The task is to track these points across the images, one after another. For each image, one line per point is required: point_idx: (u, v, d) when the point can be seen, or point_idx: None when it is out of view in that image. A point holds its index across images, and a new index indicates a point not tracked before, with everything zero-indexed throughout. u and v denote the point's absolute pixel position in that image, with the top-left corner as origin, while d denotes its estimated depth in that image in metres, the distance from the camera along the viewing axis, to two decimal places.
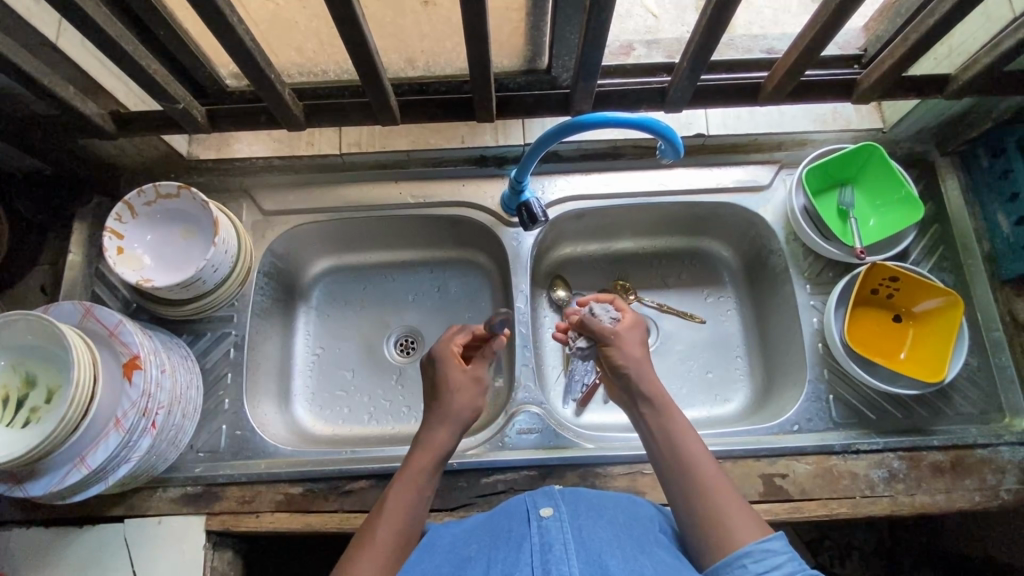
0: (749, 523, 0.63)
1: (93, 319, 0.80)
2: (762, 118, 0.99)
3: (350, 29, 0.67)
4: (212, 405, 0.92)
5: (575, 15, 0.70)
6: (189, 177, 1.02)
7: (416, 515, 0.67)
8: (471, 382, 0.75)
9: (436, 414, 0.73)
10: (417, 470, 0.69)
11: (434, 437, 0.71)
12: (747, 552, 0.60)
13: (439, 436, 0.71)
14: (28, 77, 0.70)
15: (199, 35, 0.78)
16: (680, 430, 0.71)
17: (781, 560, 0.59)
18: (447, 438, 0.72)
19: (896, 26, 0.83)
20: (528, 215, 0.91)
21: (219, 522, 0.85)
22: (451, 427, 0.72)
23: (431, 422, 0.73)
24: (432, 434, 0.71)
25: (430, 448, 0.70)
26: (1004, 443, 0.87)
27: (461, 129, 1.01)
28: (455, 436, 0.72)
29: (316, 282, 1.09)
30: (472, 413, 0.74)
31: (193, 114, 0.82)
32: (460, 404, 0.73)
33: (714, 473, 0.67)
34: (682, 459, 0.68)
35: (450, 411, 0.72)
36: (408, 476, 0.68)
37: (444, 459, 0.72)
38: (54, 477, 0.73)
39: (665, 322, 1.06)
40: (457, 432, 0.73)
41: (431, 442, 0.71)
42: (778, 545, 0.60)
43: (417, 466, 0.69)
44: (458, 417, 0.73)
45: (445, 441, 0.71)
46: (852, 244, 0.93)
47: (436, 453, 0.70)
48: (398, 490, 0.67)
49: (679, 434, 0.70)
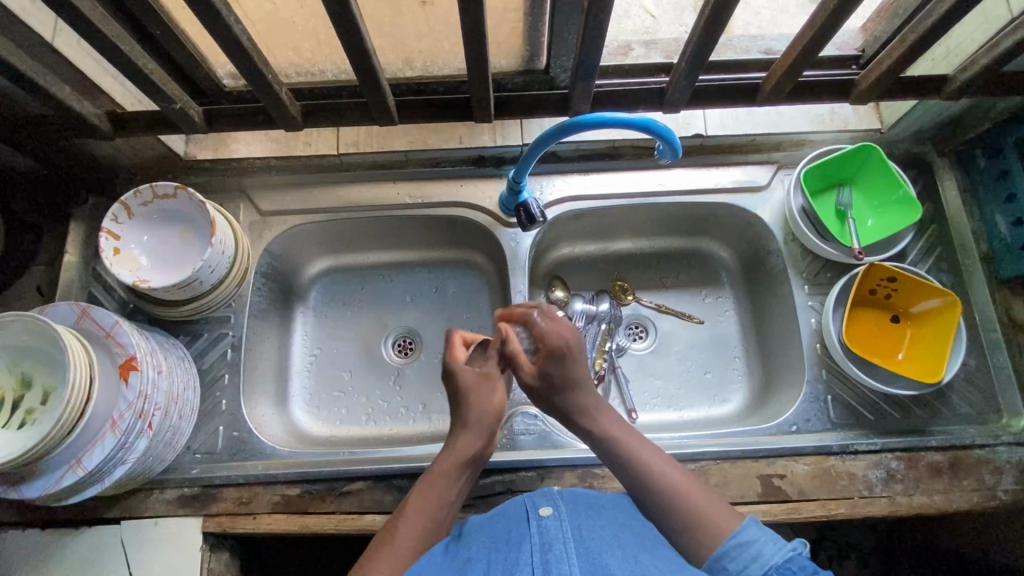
0: (726, 516, 0.64)
1: (88, 319, 0.79)
2: (759, 118, 1.00)
3: (348, 30, 0.67)
4: (209, 407, 0.91)
5: (573, 15, 0.70)
6: (186, 177, 1.01)
7: (439, 519, 0.65)
8: (478, 380, 0.71)
9: (460, 417, 0.70)
10: (440, 475, 0.67)
11: (460, 441, 0.69)
12: (722, 554, 0.61)
13: (466, 439, 0.68)
14: (22, 76, 0.70)
15: (195, 35, 0.78)
16: (627, 439, 0.69)
17: (756, 549, 0.61)
18: (474, 441, 0.68)
19: (894, 27, 0.83)
20: (526, 216, 0.90)
21: (216, 524, 0.85)
22: (477, 430, 0.69)
23: (457, 426, 0.70)
24: (458, 438, 0.69)
25: (456, 452, 0.68)
26: (1001, 443, 0.88)
27: (459, 130, 1.01)
28: (482, 438, 0.69)
29: (313, 282, 1.08)
30: (497, 412, 0.70)
31: (189, 114, 0.81)
32: (479, 404, 0.70)
33: (676, 475, 0.67)
34: (641, 464, 0.67)
35: (472, 413, 0.70)
36: (432, 480, 0.67)
37: (473, 463, 0.69)
38: (49, 479, 0.73)
39: (663, 322, 1.06)
40: (485, 434, 0.69)
41: (456, 446, 0.68)
42: (750, 535, 0.62)
43: (439, 471, 0.67)
44: (481, 421, 0.69)
45: (471, 445, 0.68)
46: (851, 245, 0.93)
47: (462, 456, 0.68)
48: (419, 494, 0.66)
49: (632, 442, 0.69)
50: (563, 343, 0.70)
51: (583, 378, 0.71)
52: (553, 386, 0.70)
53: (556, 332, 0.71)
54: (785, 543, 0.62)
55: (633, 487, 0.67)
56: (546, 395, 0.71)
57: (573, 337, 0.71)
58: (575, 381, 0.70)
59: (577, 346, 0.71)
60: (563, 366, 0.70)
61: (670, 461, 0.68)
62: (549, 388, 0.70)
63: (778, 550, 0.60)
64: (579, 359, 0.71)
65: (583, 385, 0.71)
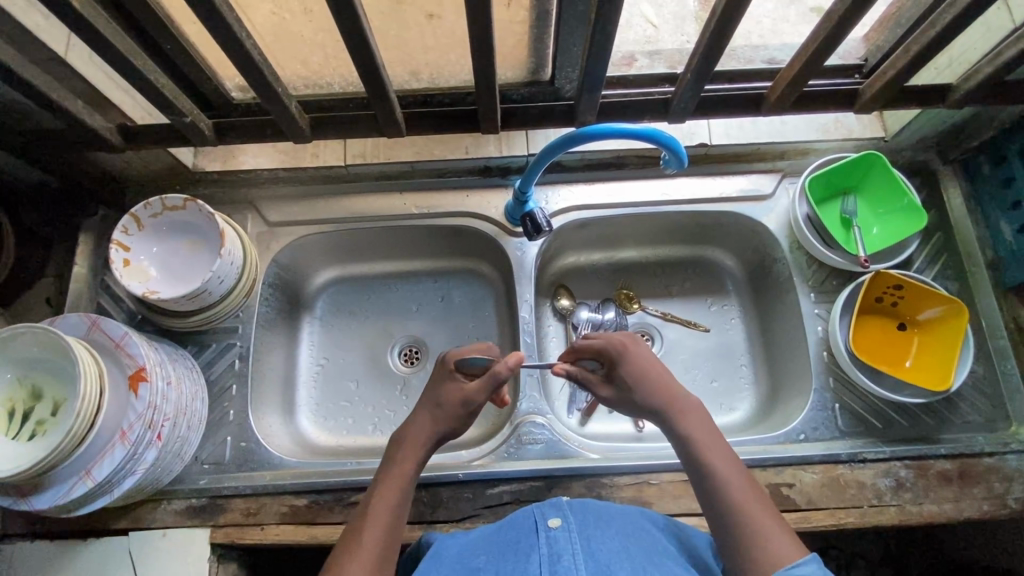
0: (785, 542, 0.59)
1: (98, 331, 0.79)
2: (764, 127, 1.00)
3: (358, 44, 0.68)
4: (217, 417, 0.92)
5: (579, 28, 0.70)
6: (195, 189, 1.03)
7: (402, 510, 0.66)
8: (459, 408, 0.73)
9: (421, 416, 0.73)
10: (400, 469, 0.69)
11: (413, 436, 0.71)
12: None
13: (422, 432, 0.72)
14: (35, 91, 0.71)
15: (204, 49, 0.79)
16: (710, 446, 0.67)
17: None
18: (428, 440, 0.71)
19: (896, 36, 0.83)
20: (532, 225, 0.91)
21: (224, 535, 0.85)
22: (437, 428, 0.72)
23: (414, 422, 0.73)
24: (416, 434, 0.72)
25: (413, 446, 0.70)
26: (1011, 451, 0.87)
27: (465, 140, 1.02)
28: (436, 435, 0.72)
29: (319, 292, 1.09)
30: (457, 420, 0.73)
31: (200, 127, 0.82)
32: (445, 412, 0.73)
33: (742, 486, 0.64)
34: (705, 469, 0.66)
35: (431, 414, 0.73)
36: (392, 475, 0.68)
37: (427, 456, 0.71)
38: (59, 490, 0.73)
39: (669, 330, 1.06)
40: (440, 432, 0.72)
41: (415, 442, 0.71)
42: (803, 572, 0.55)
43: (400, 466, 0.69)
44: (444, 420, 0.73)
45: (426, 443, 0.71)
46: (856, 253, 0.94)
47: (419, 452, 0.70)
48: (383, 489, 0.67)
49: (719, 460, 0.66)
50: (617, 346, 0.77)
51: (652, 372, 0.74)
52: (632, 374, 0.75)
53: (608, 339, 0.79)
54: None
55: (704, 492, 0.65)
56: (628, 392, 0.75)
57: (629, 342, 0.77)
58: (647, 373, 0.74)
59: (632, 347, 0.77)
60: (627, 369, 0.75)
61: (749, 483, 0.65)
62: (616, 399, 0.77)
63: None
64: (637, 356, 0.76)
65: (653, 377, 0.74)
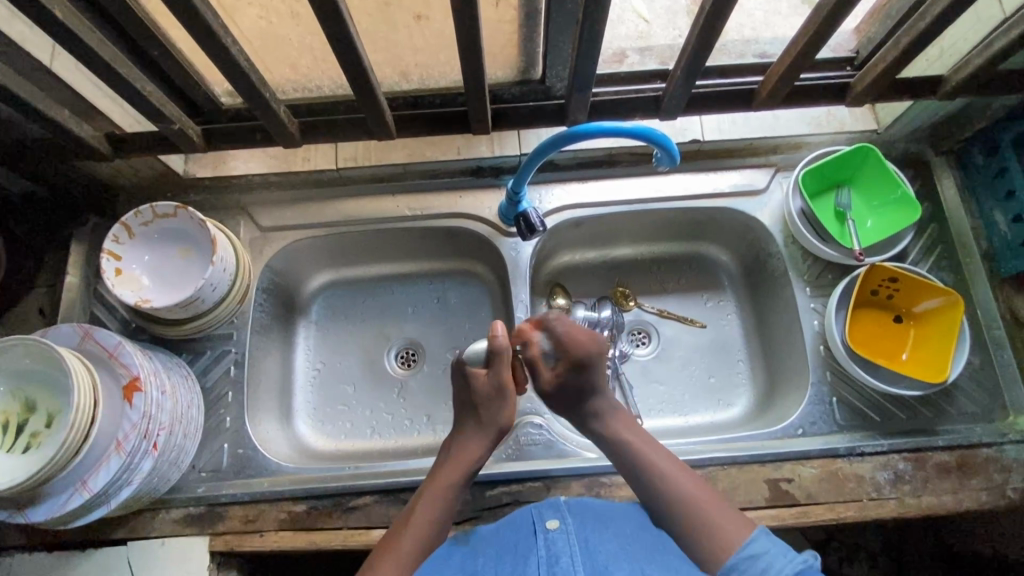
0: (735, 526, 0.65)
1: (92, 341, 0.79)
2: (756, 122, 1.00)
3: (345, 47, 0.67)
4: (214, 424, 0.91)
5: (567, 26, 0.70)
6: (186, 195, 1.02)
7: (440, 526, 0.69)
8: (492, 394, 0.75)
9: (469, 426, 0.76)
10: (446, 482, 0.72)
11: (463, 449, 0.74)
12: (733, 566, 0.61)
13: (472, 447, 0.74)
14: (21, 101, 0.70)
15: (192, 55, 0.78)
16: (639, 440, 0.74)
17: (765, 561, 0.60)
18: (477, 453, 0.74)
19: (887, 29, 0.82)
20: (526, 225, 0.90)
21: (223, 543, 0.85)
22: (487, 439, 0.75)
23: (465, 432, 0.76)
24: (464, 446, 0.75)
25: (460, 460, 0.73)
26: (1009, 441, 0.87)
27: (456, 141, 1.01)
28: (486, 447, 0.75)
29: (315, 297, 1.08)
30: (506, 423, 0.76)
31: (188, 134, 0.82)
32: (490, 413, 0.75)
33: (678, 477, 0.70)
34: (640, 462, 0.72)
35: (480, 419, 0.75)
36: (435, 488, 0.71)
37: (471, 475, 0.74)
38: (56, 502, 0.73)
39: (666, 327, 1.06)
40: (490, 443, 0.75)
41: (464, 456, 0.74)
42: (758, 548, 0.61)
43: (446, 478, 0.72)
44: (494, 428, 0.75)
45: (474, 456, 0.74)
46: (851, 246, 0.93)
47: (464, 466, 0.73)
48: (423, 501, 0.70)
49: (636, 442, 0.74)
50: (584, 352, 0.75)
51: (600, 385, 0.77)
52: (571, 396, 0.77)
53: (578, 340, 0.76)
54: (796, 555, 0.61)
55: (638, 484, 0.71)
56: (561, 399, 0.78)
57: (593, 344, 0.76)
58: (592, 390, 0.77)
59: (597, 354, 0.76)
60: (581, 376, 0.76)
61: (683, 471, 0.71)
62: (566, 395, 0.78)
63: (789, 563, 0.59)
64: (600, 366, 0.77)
65: (599, 391, 0.77)
